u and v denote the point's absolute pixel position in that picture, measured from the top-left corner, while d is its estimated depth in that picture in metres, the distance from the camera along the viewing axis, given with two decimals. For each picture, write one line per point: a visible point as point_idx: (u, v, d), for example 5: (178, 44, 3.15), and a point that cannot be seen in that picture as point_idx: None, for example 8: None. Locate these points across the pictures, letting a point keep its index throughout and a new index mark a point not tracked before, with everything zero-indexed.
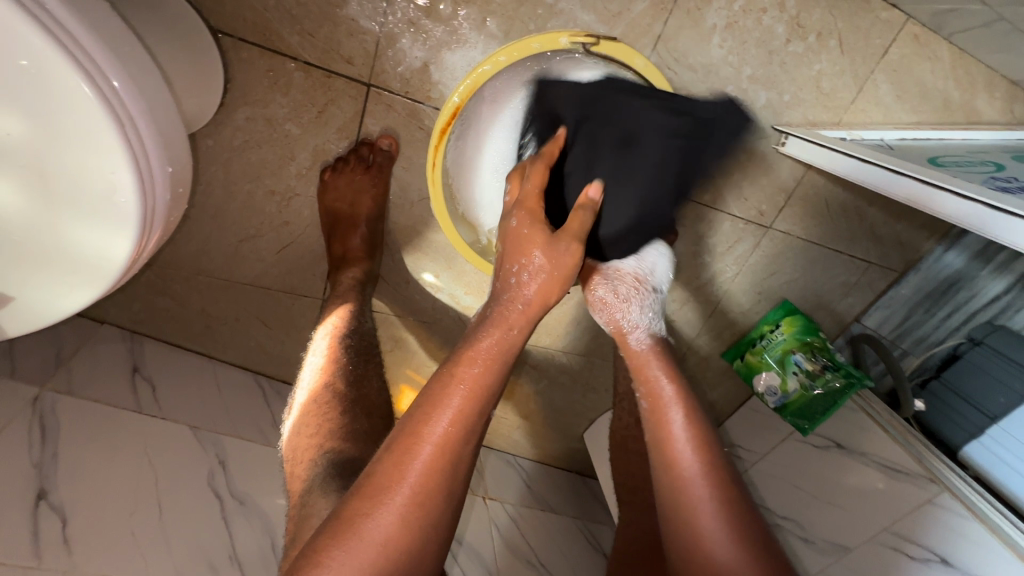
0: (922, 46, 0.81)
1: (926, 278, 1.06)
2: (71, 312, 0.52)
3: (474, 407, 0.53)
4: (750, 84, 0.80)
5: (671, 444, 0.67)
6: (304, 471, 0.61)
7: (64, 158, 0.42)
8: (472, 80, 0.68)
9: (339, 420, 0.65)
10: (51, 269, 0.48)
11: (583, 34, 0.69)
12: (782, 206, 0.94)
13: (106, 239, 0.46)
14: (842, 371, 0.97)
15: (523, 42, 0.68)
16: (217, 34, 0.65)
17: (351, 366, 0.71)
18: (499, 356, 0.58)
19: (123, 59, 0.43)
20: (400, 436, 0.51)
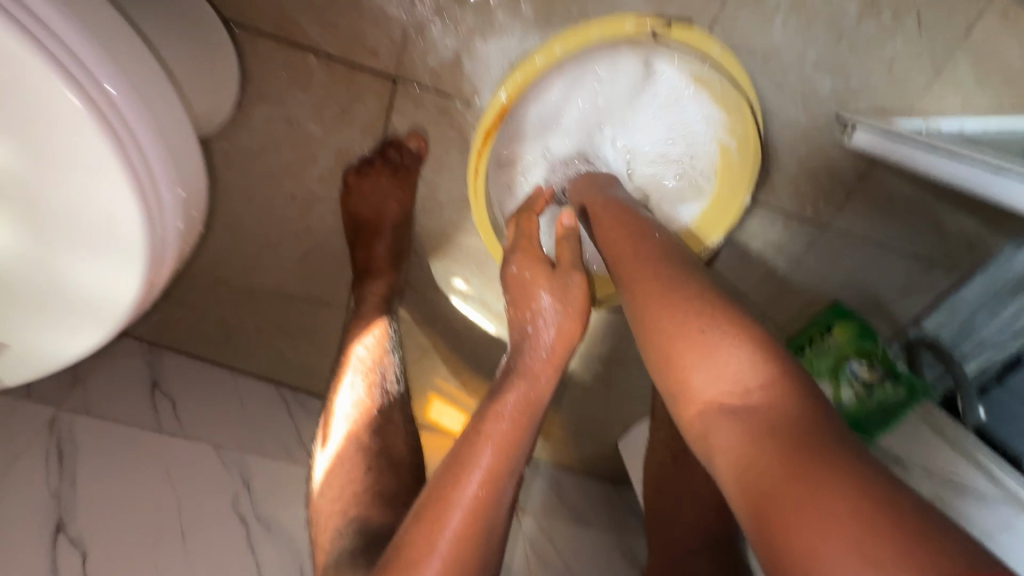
0: (1012, 22, 0.72)
1: (993, 278, 0.97)
2: (78, 354, 0.47)
3: (503, 465, 0.49)
4: (814, 70, 0.72)
5: (647, 287, 0.49)
6: (329, 543, 0.56)
7: (63, 185, 0.38)
8: (522, 73, 0.63)
9: (361, 481, 0.61)
10: (57, 305, 0.43)
11: (652, 17, 0.62)
12: (841, 203, 0.86)
13: (112, 275, 0.41)
14: (904, 381, 0.90)
15: (583, 29, 0.62)
16: (232, 27, 0.60)
17: (378, 413, 0.67)
18: (529, 411, 0.53)
19: (122, 64, 0.38)
20: (427, 502, 0.46)
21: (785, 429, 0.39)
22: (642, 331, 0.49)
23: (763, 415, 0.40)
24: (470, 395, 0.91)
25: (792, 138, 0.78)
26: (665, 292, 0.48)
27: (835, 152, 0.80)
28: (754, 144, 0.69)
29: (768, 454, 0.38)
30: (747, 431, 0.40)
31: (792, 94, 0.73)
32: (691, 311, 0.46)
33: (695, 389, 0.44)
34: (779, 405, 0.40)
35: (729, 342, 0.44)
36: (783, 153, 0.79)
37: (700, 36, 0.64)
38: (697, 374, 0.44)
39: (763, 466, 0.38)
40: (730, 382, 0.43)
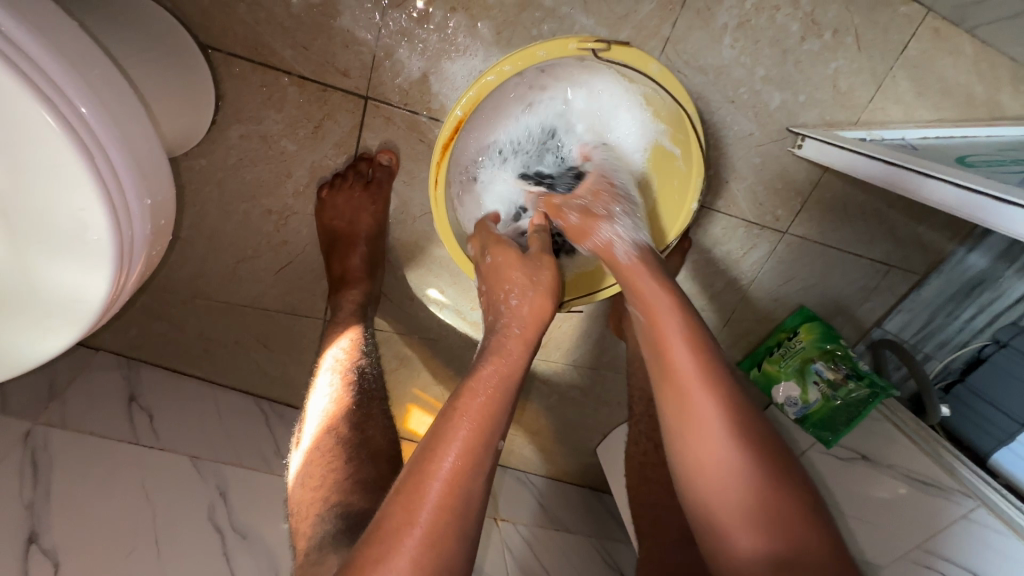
0: (944, 40, 0.77)
1: (949, 280, 1.02)
2: (50, 357, 0.48)
3: (482, 437, 0.50)
4: (764, 85, 0.76)
5: (675, 371, 0.58)
6: (308, 526, 0.56)
7: (32, 195, 0.39)
8: (475, 91, 0.62)
9: (342, 470, 0.61)
10: (26, 310, 0.44)
11: (593, 39, 0.61)
12: (798, 211, 0.90)
13: (81, 274, 0.43)
14: (866, 380, 0.92)
15: (528, 51, 0.61)
16: (207, 50, 0.63)
17: (356, 408, 0.67)
18: (507, 384, 0.54)
19: (93, 83, 0.40)
20: (408, 478, 0.47)
21: (761, 488, 0.53)
22: (663, 399, 0.58)
23: (749, 483, 0.53)
24: None
25: (748, 149, 0.82)
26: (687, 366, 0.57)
27: (789, 162, 0.84)
28: (696, 155, 0.70)
29: (722, 505, 0.53)
30: (736, 491, 0.53)
31: (745, 108, 0.78)
32: (709, 393, 0.56)
33: (697, 449, 0.55)
34: (760, 476, 0.53)
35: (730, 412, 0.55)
36: (740, 163, 0.83)
37: (640, 56, 0.63)
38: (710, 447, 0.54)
39: (747, 517, 0.52)
40: (728, 460, 0.54)
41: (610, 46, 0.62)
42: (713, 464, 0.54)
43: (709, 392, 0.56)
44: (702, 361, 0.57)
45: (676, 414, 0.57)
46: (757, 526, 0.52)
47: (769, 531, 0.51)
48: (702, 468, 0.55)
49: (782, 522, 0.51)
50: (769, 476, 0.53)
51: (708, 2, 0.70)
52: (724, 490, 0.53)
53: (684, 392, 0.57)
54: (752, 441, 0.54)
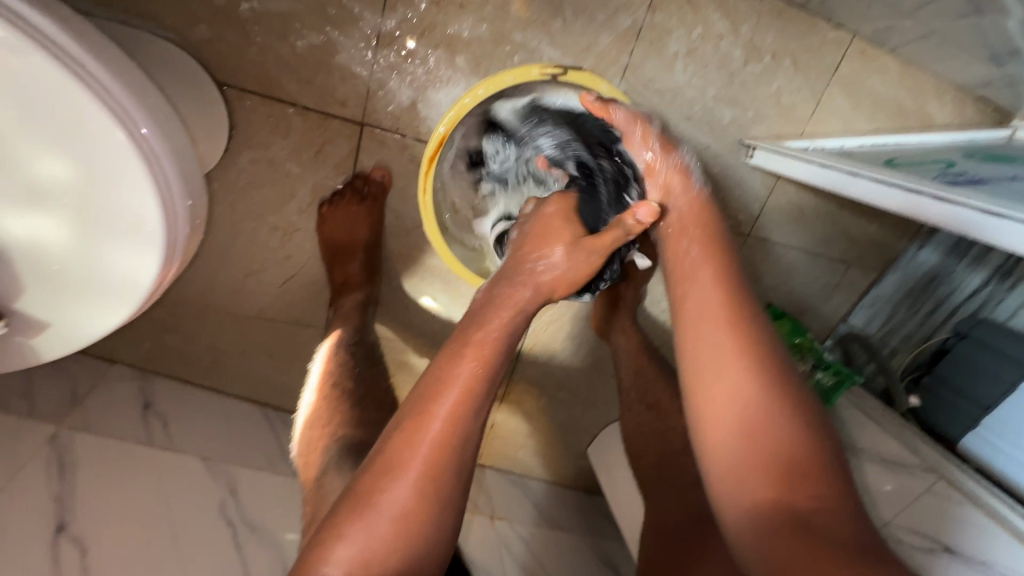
0: (871, 60, 0.87)
1: (905, 275, 1.10)
2: (94, 341, 0.55)
3: (481, 382, 0.55)
4: (715, 104, 0.86)
5: (696, 322, 0.61)
6: (319, 458, 0.67)
7: (99, 196, 0.46)
8: (455, 111, 0.71)
9: (346, 411, 0.73)
10: (83, 296, 0.52)
11: (552, 65, 0.72)
12: (758, 215, 0.99)
13: (129, 263, 0.50)
14: (833, 369, 1.01)
15: (498, 77, 0.71)
16: (222, 86, 0.71)
17: (357, 368, 0.79)
18: (508, 331, 0.60)
19: (146, 107, 0.49)
20: (410, 416, 0.54)
21: (773, 446, 0.52)
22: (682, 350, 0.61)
23: (770, 417, 0.54)
24: None
25: (707, 161, 0.91)
26: (718, 313, 0.60)
27: (745, 170, 0.93)
28: None
29: (734, 437, 0.54)
30: (745, 441, 0.54)
31: (700, 124, 0.87)
32: (733, 343, 0.58)
33: (709, 389, 0.57)
34: (787, 422, 0.54)
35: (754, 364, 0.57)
36: (702, 173, 0.92)
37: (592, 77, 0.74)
38: (726, 388, 0.56)
39: (755, 458, 0.52)
40: (746, 404, 0.55)
41: (567, 71, 0.73)
42: (733, 411, 0.55)
43: (735, 341, 0.58)
44: (723, 308, 0.60)
45: (692, 353, 0.60)
46: (768, 464, 0.52)
47: (780, 464, 0.51)
48: (714, 413, 0.56)
49: (800, 450, 0.52)
50: (789, 418, 0.54)
51: (660, 33, 0.80)
52: (732, 442, 0.54)
53: (698, 329, 0.60)
54: (766, 399, 0.55)
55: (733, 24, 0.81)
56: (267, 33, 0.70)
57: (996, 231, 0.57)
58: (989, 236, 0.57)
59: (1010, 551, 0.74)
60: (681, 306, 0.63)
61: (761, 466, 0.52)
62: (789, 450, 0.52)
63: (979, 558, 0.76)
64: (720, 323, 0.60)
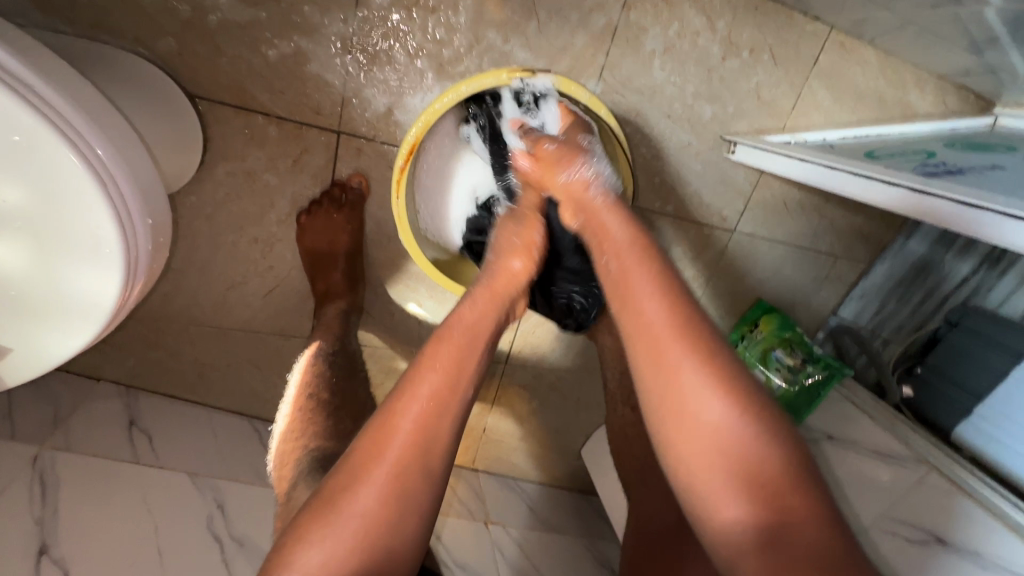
0: (850, 52, 0.87)
1: (894, 266, 1.11)
2: (66, 360, 0.54)
3: (451, 384, 0.55)
4: (695, 100, 0.86)
5: (650, 330, 0.55)
6: (291, 468, 0.67)
7: (54, 219, 0.46)
8: (423, 119, 0.71)
9: (321, 423, 0.74)
10: (45, 320, 0.51)
11: (521, 70, 0.72)
12: (742, 210, 0.98)
13: (91, 279, 0.49)
14: (823, 363, 1.00)
15: (454, 87, 0.71)
16: (194, 99, 0.71)
17: (335, 378, 0.80)
18: (475, 333, 0.60)
19: (102, 128, 0.48)
20: (376, 422, 0.54)
21: (738, 471, 0.49)
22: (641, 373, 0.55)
23: (770, 514, 0.47)
24: None
25: (689, 158, 0.91)
26: (679, 356, 0.52)
27: (729, 166, 0.93)
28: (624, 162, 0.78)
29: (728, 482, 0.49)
30: (737, 497, 0.48)
31: (681, 121, 0.87)
32: (711, 385, 0.51)
33: (694, 449, 0.50)
34: (772, 483, 0.48)
35: (743, 443, 0.49)
36: (685, 170, 0.91)
37: (571, 83, 0.73)
38: (687, 403, 0.51)
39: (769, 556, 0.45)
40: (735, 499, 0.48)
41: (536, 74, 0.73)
42: (711, 454, 0.50)
43: (724, 435, 0.49)
44: (707, 369, 0.51)
45: (656, 375, 0.53)
46: (767, 510, 0.47)
47: (756, 482, 0.48)
48: (713, 524, 0.49)
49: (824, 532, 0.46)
50: (792, 490, 0.47)
51: (636, 32, 0.79)
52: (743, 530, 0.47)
53: (671, 379, 0.52)
54: (742, 419, 0.50)
55: (709, 20, 0.81)
56: (237, 44, 0.69)
57: (981, 223, 0.55)
58: (982, 228, 0.55)
59: (997, 536, 0.74)
60: (625, 331, 0.57)
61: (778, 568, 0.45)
62: (778, 504, 0.47)
63: (972, 548, 0.75)
64: (708, 389, 0.51)
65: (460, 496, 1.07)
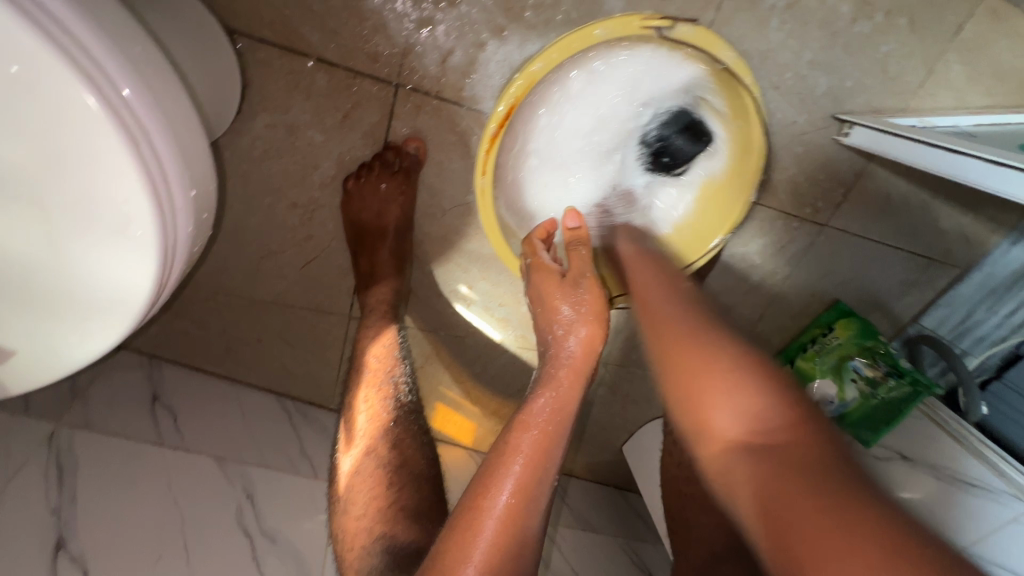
0: (1002, 21, 0.73)
1: (989, 274, 0.98)
2: (102, 357, 0.48)
3: (534, 478, 0.52)
4: (810, 70, 0.73)
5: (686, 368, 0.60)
6: (360, 558, 0.61)
7: (75, 186, 0.38)
8: (523, 79, 0.63)
9: (399, 501, 0.65)
10: (64, 311, 0.44)
11: (659, 18, 0.64)
12: (839, 202, 0.86)
13: (128, 261, 0.41)
14: (908, 378, 0.88)
15: (587, 30, 0.62)
16: (232, 35, 0.60)
17: (394, 425, 0.70)
18: (560, 418, 0.56)
19: (137, 66, 0.38)
20: (459, 517, 0.49)
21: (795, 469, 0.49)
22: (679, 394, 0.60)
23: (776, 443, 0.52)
24: (475, 403, 0.91)
25: (792, 138, 0.78)
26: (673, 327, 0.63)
27: (833, 151, 0.81)
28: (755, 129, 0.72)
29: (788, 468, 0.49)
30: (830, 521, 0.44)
31: (789, 95, 0.74)
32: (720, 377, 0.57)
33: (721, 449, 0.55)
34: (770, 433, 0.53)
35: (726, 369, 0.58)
36: (785, 151, 0.79)
37: (712, 37, 0.65)
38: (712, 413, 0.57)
39: (765, 490, 0.50)
40: (736, 414, 0.55)
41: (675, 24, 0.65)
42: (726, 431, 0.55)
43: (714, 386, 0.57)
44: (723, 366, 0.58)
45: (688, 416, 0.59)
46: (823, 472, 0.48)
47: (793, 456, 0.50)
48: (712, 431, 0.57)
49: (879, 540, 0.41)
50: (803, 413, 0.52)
51: None
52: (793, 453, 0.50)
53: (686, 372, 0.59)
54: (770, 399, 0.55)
55: None
56: None
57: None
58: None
59: None
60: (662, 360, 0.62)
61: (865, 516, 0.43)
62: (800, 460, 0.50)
63: None
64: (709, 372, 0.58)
65: None
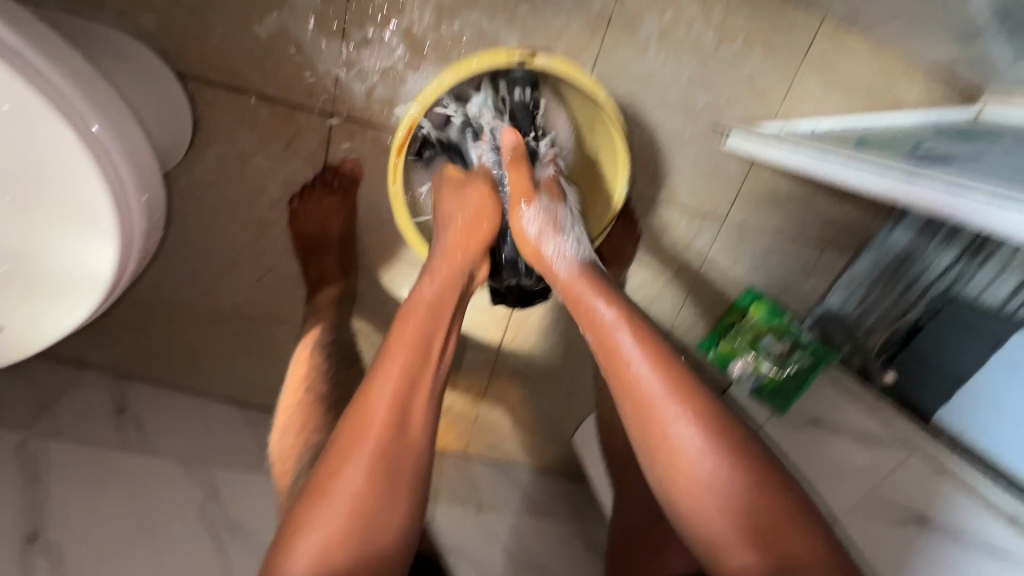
0: (842, 41, 0.88)
1: (879, 256, 1.09)
2: (44, 346, 0.54)
3: (418, 363, 0.58)
4: (689, 88, 0.86)
5: (639, 391, 0.60)
6: (291, 459, 0.66)
7: (48, 194, 0.46)
8: (416, 107, 0.70)
9: (320, 418, 0.71)
10: (35, 298, 0.51)
11: (519, 51, 0.71)
12: (734, 199, 0.99)
13: (91, 258, 0.49)
14: (810, 349, 1.04)
15: (463, 63, 0.70)
16: (183, 79, 0.69)
17: (331, 368, 0.80)
18: (440, 307, 0.63)
19: (99, 101, 0.47)
20: (354, 408, 0.56)
21: (736, 480, 0.56)
22: (627, 412, 0.61)
23: (722, 467, 0.56)
24: None
25: (683, 145, 0.91)
26: (627, 346, 0.61)
27: (721, 155, 0.94)
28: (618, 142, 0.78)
29: (716, 505, 0.56)
30: (717, 508, 0.56)
31: (674, 109, 0.87)
32: (671, 395, 0.59)
33: (686, 482, 0.57)
34: (732, 462, 0.57)
35: (660, 364, 0.60)
36: (679, 156, 0.92)
37: (567, 65, 0.72)
38: (671, 437, 0.58)
39: (738, 507, 0.56)
40: (689, 441, 0.57)
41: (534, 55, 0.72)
42: (679, 459, 0.57)
43: (683, 407, 0.58)
44: (657, 366, 0.60)
45: (635, 411, 0.60)
46: (734, 525, 0.55)
47: (732, 516, 0.56)
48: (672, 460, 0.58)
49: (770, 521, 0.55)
50: (755, 482, 0.57)
51: (631, 17, 0.80)
52: (724, 493, 0.56)
53: (650, 413, 0.59)
54: (712, 420, 0.58)
55: (704, 7, 0.81)
56: (227, 23, 0.68)
57: (963, 206, 0.57)
58: (957, 211, 0.57)
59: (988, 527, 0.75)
60: (642, 441, 0.60)
61: (766, 515, 0.55)
62: (768, 540, 0.54)
63: (952, 526, 0.78)
64: (664, 394, 0.59)
65: (453, 483, 1.07)
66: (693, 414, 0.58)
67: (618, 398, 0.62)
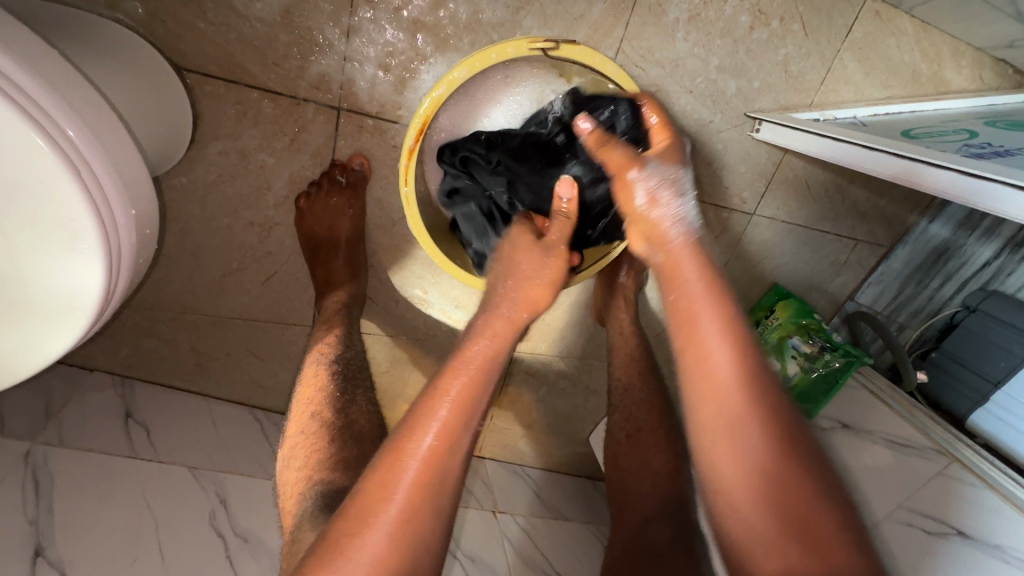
0: (886, 22, 0.81)
1: (915, 250, 1.03)
2: (33, 370, 0.51)
3: (460, 419, 0.54)
4: (719, 74, 0.80)
5: (710, 382, 0.54)
6: (296, 505, 0.61)
7: (25, 209, 0.43)
8: (430, 102, 0.66)
9: (325, 449, 0.65)
10: (20, 318, 0.48)
11: (542, 39, 0.66)
12: (763, 192, 0.93)
13: (74, 271, 0.45)
14: (841, 350, 0.94)
15: (483, 52, 0.65)
16: (181, 71, 0.66)
17: (339, 394, 0.71)
18: (487, 366, 0.59)
19: (75, 105, 0.43)
20: (384, 455, 0.53)
21: (797, 484, 0.49)
22: (698, 435, 0.54)
23: (795, 492, 0.49)
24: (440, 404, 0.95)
25: (710, 136, 0.86)
26: (712, 344, 0.55)
27: (751, 146, 0.88)
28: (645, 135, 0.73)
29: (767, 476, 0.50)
30: None
31: (703, 97, 0.82)
32: (736, 381, 0.53)
33: (733, 465, 0.51)
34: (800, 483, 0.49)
35: (739, 371, 0.54)
36: (707, 147, 0.86)
37: (598, 56, 0.68)
38: (723, 415, 0.53)
39: None
40: (741, 423, 0.51)
41: (559, 45, 0.68)
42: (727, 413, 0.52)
43: (752, 407, 0.52)
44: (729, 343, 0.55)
45: (701, 422, 0.54)
46: (793, 540, 0.48)
47: None
48: (732, 507, 0.51)
49: None
50: (800, 488, 0.49)
51: None
52: (766, 487, 0.50)
53: (714, 416, 0.53)
54: (784, 434, 0.51)
55: None
56: (227, 11, 0.64)
57: (996, 198, 0.54)
58: (985, 202, 0.55)
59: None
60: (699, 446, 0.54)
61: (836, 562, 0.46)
62: (807, 552, 0.47)
63: (994, 542, 0.73)
64: (729, 379, 0.53)
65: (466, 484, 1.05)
66: (760, 436, 0.51)
67: (663, 256, 0.62)
